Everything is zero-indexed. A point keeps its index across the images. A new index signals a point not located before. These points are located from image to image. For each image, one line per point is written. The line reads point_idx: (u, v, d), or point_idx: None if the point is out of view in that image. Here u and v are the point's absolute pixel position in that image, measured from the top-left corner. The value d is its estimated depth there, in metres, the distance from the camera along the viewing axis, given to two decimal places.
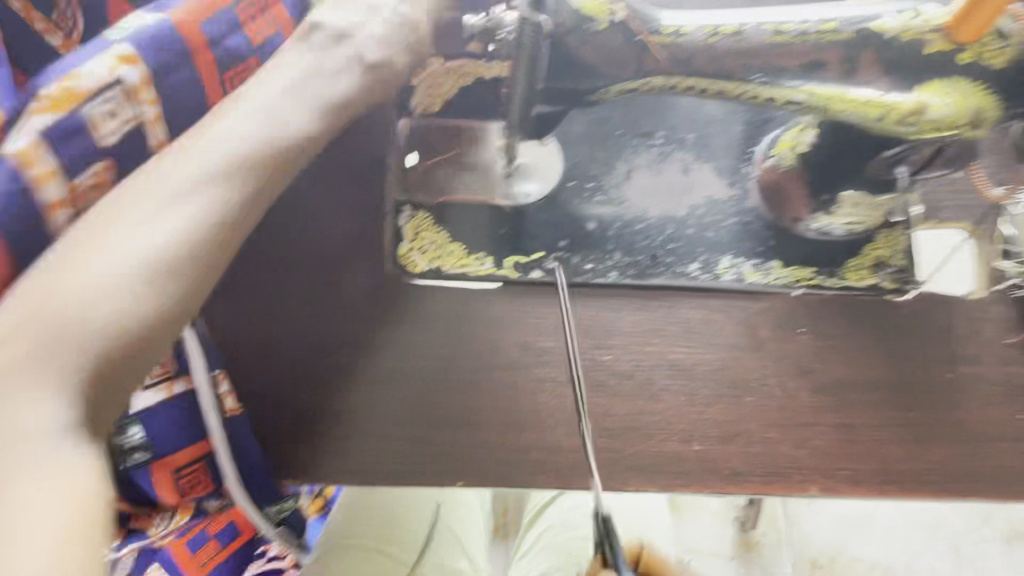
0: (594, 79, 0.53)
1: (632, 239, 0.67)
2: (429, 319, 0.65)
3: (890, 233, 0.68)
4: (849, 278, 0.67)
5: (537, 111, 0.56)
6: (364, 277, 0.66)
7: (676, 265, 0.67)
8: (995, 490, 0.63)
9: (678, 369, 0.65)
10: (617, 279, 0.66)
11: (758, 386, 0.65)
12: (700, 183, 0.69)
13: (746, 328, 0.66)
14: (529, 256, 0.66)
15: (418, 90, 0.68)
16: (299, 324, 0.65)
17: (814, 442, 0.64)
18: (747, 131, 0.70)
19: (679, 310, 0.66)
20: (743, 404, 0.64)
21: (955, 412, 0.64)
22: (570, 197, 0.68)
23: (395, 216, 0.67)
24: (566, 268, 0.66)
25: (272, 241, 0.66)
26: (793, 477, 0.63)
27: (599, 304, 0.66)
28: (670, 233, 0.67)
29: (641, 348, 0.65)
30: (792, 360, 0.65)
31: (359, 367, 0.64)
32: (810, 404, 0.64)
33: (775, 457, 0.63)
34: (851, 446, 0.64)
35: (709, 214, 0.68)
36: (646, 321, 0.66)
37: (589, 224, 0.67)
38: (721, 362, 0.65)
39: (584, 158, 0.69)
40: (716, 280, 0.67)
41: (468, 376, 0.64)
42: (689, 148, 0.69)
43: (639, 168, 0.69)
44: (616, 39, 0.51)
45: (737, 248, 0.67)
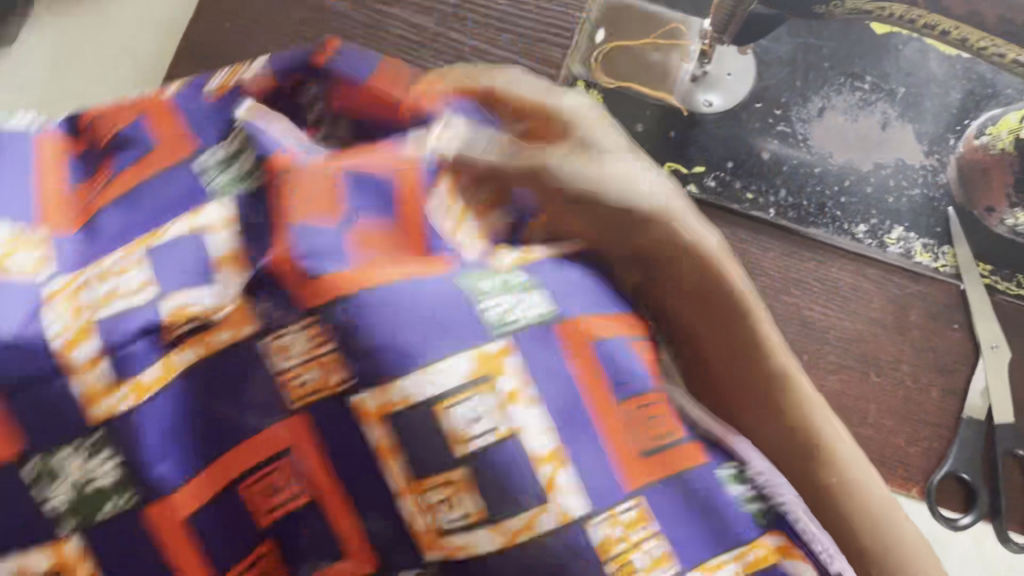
0: None
1: (803, 180, 0.62)
2: None
3: None
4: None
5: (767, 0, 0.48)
6: None
7: (842, 221, 0.62)
8: None
9: (809, 328, 0.61)
10: (774, 218, 0.62)
11: (888, 368, 0.60)
12: (896, 142, 0.63)
13: (896, 308, 0.61)
14: (690, 167, 0.63)
15: None
16: None
17: (930, 444, 0.59)
18: (967, 100, 0.64)
19: (830, 270, 0.62)
20: (867, 382, 0.60)
21: None
22: (752, 118, 0.63)
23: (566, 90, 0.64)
24: (724, 190, 0.62)
25: None
26: (896, 472, 0.58)
27: (748, 238, 0.62)
28: (847, 186, 0.62)
29: (776, 295, 0.62)
30: (934, 354, 0.60)
31: None
32: (938, 404, 0.59)
33: (881, 446, 0.59)
34: (978, 449, 0.58)
35: (894, 177, 0.62)
36: (792, 271, 0.62)
37: (763, 153, 0.63)
38: (857, 334, 0.61)
39: (779, 83, 0.64)
40: (880, 249, 0.61)
41: None
42: (895, 102, 0.63)
43: (834, 109, 0.63)
44: None
45: (913, 222, 0.62)
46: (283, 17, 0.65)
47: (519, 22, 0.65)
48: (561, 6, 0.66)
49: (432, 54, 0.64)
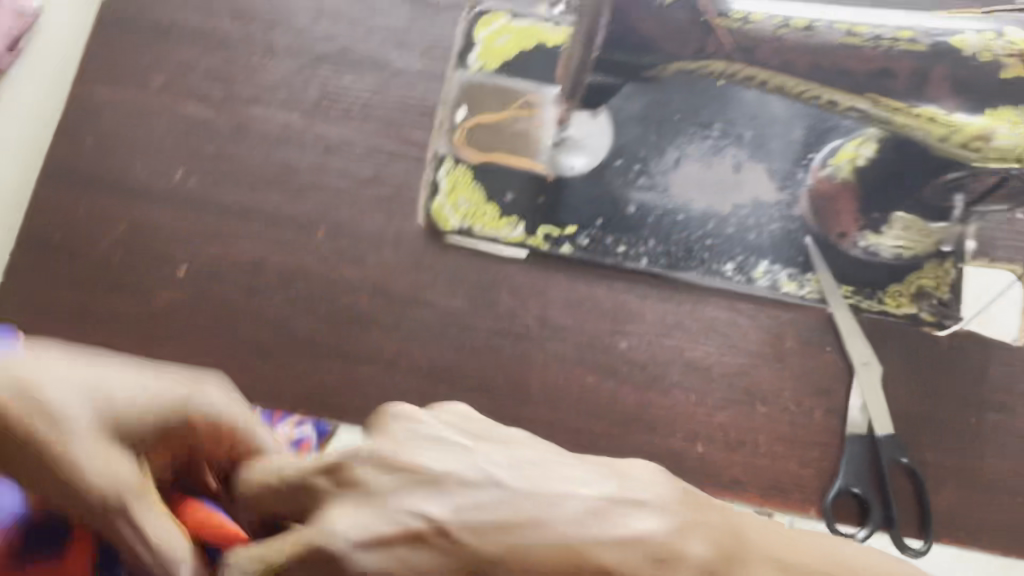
0: (648, 56, 0.51)
1: (669, 229, 0.65)
2: (452, 277, 0.64)
3: (939, 264, 0.65)
4: (886, 304, 0.65)
5: (592, 78, 0.53)
6: (397, 224, 0.65)
7: (710, 262, 0.65)
8: (1000, 546, 0.60)
9: (694, 367, 0.63)
10: (647, 267, 0.65)
11: (772, 397, 0.63)
12: (750, 182, 0.67)
13: (772, 338, 0.64)
14: (562, 229, 0.65)
15: (478, 46, 0.68)
16: (322, 262, 0.64)
17: (821, 464, 0.61)
18: (809, 135, 0.67)
19: (705, 308, 0.65)
20: (755, 413, 0.62)
21: (974, 459, 0.62)
22: (614, 176, 0.66)
23: (434, 169, 0.66)
24: (598, 247, 0.65)
25: (306, 175, 0.65)
26: (793, 496, 0.61)
27: (625, 289, 0.65)
28: (710, 229, 0.66)
29: (660, 340, 0.64)
30: (813, 377, 0.63)
31: (376, 312, 0.63)
32: (823, 424, 0.62)
33: (777, 473, 0.61)
34: (864, 463, 0.61)
35: (753, 215, 0.66)
36: (671, 314, 0.64)
37: (628, 207, 0.66)
38: (740, 367, 0.63)
39: (634, 139, 0.67)
40: (749, 284, 0.65)
41: (480, 340, 0.63)
42: (743, 145, 0.67)
43: (689, 158, 0.67)
44: (680, 14, 0.48)
45: (776, 255, 0.65)
46: (145, 130, 0.65)
47: (381, 108, 0.67)
48: (419, 89, 0.68)
49: (300, 148, 0.66)
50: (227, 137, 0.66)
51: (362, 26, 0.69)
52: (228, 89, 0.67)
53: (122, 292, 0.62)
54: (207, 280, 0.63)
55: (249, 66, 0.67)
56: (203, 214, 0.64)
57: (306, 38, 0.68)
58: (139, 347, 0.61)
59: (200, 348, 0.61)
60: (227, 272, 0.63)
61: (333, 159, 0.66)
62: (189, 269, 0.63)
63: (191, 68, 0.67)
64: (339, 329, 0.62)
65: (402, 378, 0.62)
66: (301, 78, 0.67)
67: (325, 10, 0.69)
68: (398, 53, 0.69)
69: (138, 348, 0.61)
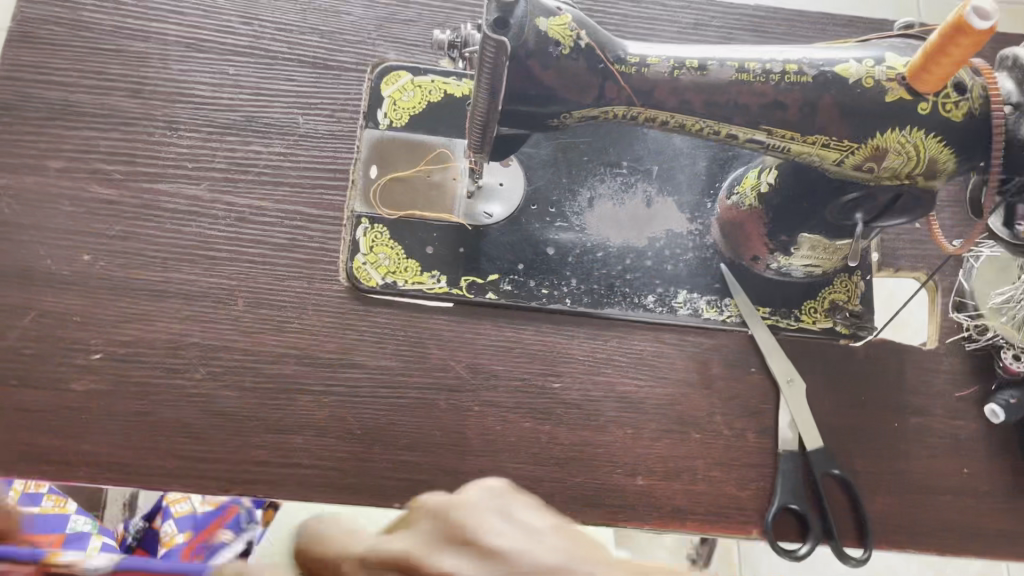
0: (550, 106, 0.52)
1: (590, 267, 0.67)
2: (378, 336, 0.64)
3: (848, 278, 0.68)
4: (803, 321, 0.67)
5: (499, 131, 0.54)
6: (318, 288, 0.64)
7: (632, 296, 0.66)
8: (934, 546, 0.62)
9: (626, 402, 0.64)
10: (572, 306, 0.66)
11: (704, 422, 0.64)
12: (662, 215, 0.69)
13: (699, 364, 0.65)
14: (485, 277, 0.66)
15: (384, 104, 0.69)
16: (244, 334, 0.62)
17: (757, 484, 0.63)
18: (712, 166, 0.70)
19: (631, 342, 0.66)
20: (690, 441, 0.63)
21: (900, 463, 0.64)
22: (531, 220, 0.67)
23: (352, 228, 0.66)
24: (521, 291, 0.66)
25: (220, 247, 0.64)
26: (734, 518, 0.62)
27: (552, 330, 0.65)
28: (629, 263, 0.67)
29: (591, 377, 0.64)
30: (741, 399, 0.65)
31: (303, 379, 0.62)
32: (756, 445, 0.64)
33: (717, 498, 0.62)
34: (799, 480, 0.62)
35: (669, 246, 0.68)
36: (599, 351, 0.65)
37: (548, 249, 0.67)
38: (671, 397, 0.64)
39: (547, 183, 0.68)
40: (671, 313, 0.66)
41: (413, 396, 0.63)
42: (652, 180, 0.69)
43: (602, 197, 0.68)
44: (577, 64, 0.50)
45: (694, 283, 0.67)
46: (47, 215, 0.63)
47: (291, 173, 0.67)
48: (330, 150, 0.68)
49: (211, 220, 0.65)
50: (134, 215, 0.64)
51: (265, 92, 0.68)
52: (132, 166, 0.65)
53: (34, 385, 0.60)
54: (125, 363, 0.61)
55: (152, 142, 0.66)
56: (115, 296, 0.62)
57: (209, 109, 0.67)
58: (59, 441, 0.59)
59: (124, 435, 0.59)
60: (145, 354, 0.61)
61: (246, 228, 0.65)
62: (105, 354, 0.61)
63: (91, 148, 0.65)
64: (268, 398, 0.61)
65: (338, 442, 0.61)
66: (207, 149, 0.66)
67: (226, 80, 0.68)
68: (304, 117, 0.68)
69: (57, 442, 0.59)
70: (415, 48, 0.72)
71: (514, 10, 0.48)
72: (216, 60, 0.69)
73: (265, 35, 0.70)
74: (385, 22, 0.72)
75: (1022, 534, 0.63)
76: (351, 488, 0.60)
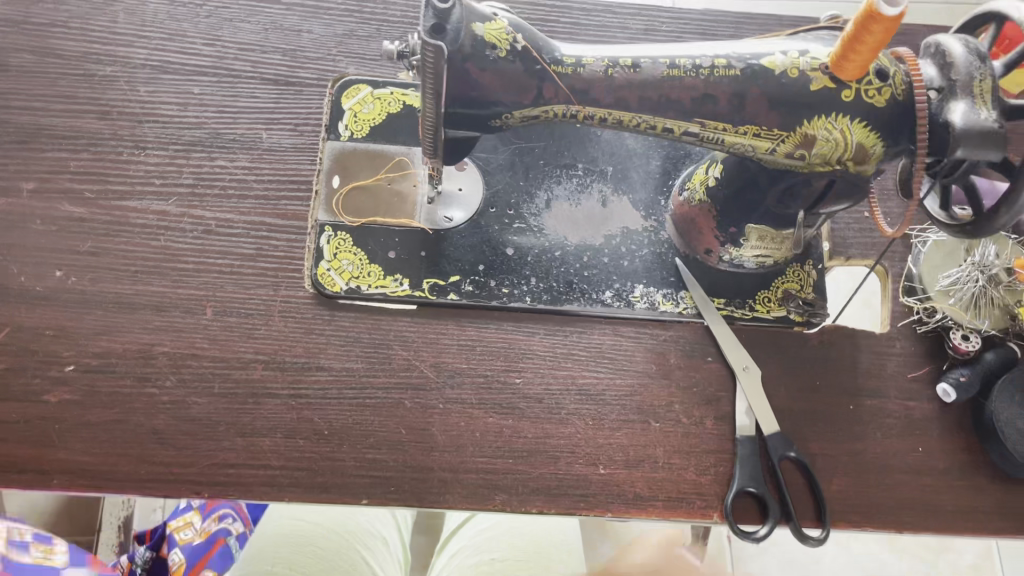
0: (492, 107, 0.54)
1: (548, 266, 0.69)
2: (344, 339, 0.66)
3: (799, 267, 0.70)
4: (757, 310, 0.69)
5: (448, 134, 0.57)
6: (285, 294, 0.66)
7: (590, 292, 0.68)
8: (892, 522, 0.64)
9: (587, 394, 0.66)
10: (531, 304, 0.68)
11: (664, 412, 0.66)
12: (617, 213, 0.71)
13: (656, 356, 0.67)
14: (446, 278, 0.68)
15: (345, 116, 0.71)
16: (213, 341, 0.64)
17: (717, 469, 0.64)
18: (665, 164, 0.73)
19: (591, 336, 0.68)
20: (650, 429, 0.65)
21: (857, 443, 0.66)
22: (490, 223, 0.69)
23: (316, 237, 0.68)
24: (482, 291, 0.68)
25: (188, 259, 0.66)
26: (695, 503, 0.63)
27: (513, 327, 0.67)
28: (586, 261, 0.69)
29: (552, 372, 0.66)
30: (699, 387, 0.67)
31: (271, 383, 0.64)
32: (715, 431, 0.66)
33: (678, 484, 0.64)
34: (757, 464, 0.64)
35: (625, 243, 0.70)
36: (559, 345, 0.67)
37: (507, 250, 0.69)
38: (630, 388, 0.66)
39: (505, 186, 0.71)
40: (629, 307, 0.68)
41: (379, 396, 0.64)
42: (607, 180, 0.72)
43: (558, 198, 0.71)
44: (514, 66, 0.52)
45: (650, 278, 0.69)
46: (20, 234, 0.66)
47: (256, 186, 0.69)
48: (293, 163, 0.70)
49: (179, 234, 0.67)
50: (105, 231, 0.66)
51: (230, 109, 0.71)
52: (102, 185, 0.68)
53: (10, 398, 0.61)
54: (98, 373, 0.63)
55: (121, 160, 0.68)
56: (87, 310, 0.64)
57: (175, 127, 0.70)
58: (35, 451, 0.61)
59: (98, 443, 0.61)
60: (117, 364, 0.63)
61: (213, 240, 0.67)
62: (78, 366, 0.63)
63: (62, 169, 0.68)
64: (238, 403, 0.63)
65: (306, 442, 0.63)
66: (174, 166, 0.69)
67: (191, 99, 0.71)
68: (268, 132, 0.71)
69: (33, 453, 0.61)
70: (374, 63, 0.74)
71: (449, 16, 0.50)
72: (182, 80, 0.71)
73: (228, 55, 0.73)
74: (345, 39, 0.75)
75: (978, 509, 0.64)
76: (320, 486, 0.62)
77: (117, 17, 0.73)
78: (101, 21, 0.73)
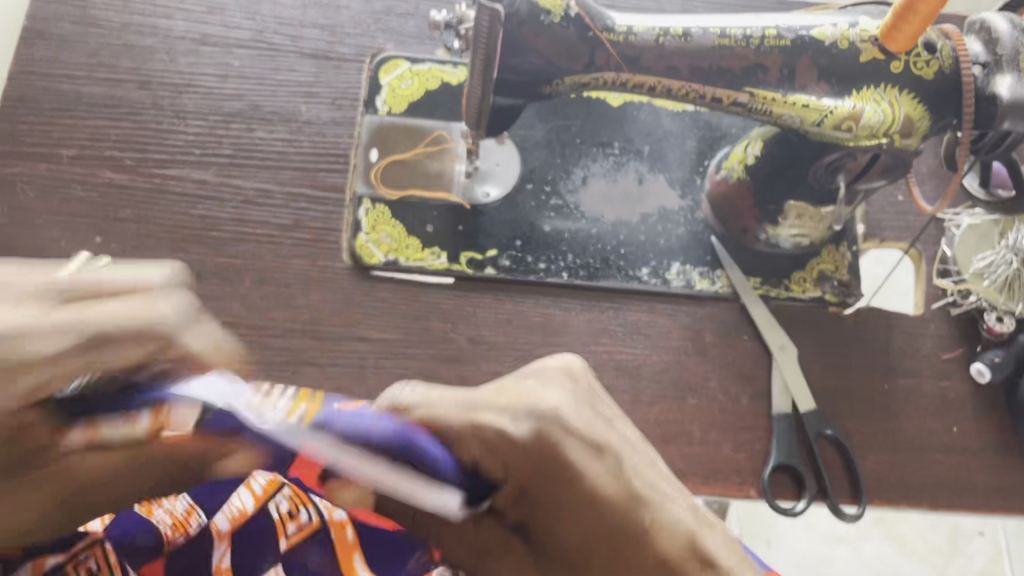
0: (543, 73, 0.55)
1: (585, 243, 0.69)
2: (382, 310, 0.66)
3: (835, 249, 0.70)
4: (793, 290, 0.69)
5: (496, 102, 0.57)
6: (324, 264, 0.67)
7: (627, 268, 0.68)
8: (928, 501, 0.64)
9: (624, 369, 0.66)
10: (569, 279, 0.68)
11: (700, 388, 0.66)
12: (653, 192, 0.71)
13: (691, 333, 0.68)
14: (483, 253, 0.68)
15: (383, 91, 0.72)
16: (251, 310, 0.64)
17: (753, 446, 0.64)
18: (701, 145, 0.73)
19: (627, 312, 0.68)
20: (686, 405, 0.65)
21: (892, 422, 0.66)
22: (527, 199, 0.70)
23: (355, 209, 0.68)
24: (520, 266, 0.68)
25: (228, 228, 0.66)
26: (732, 479, 0.63)
27: (550, 303, 0.68)
28: (623, 238, 0.69)
29: (589, 347, 0.66)
30: (736, 366, 0.67)
31: (309, 352, 0.64)
32: (750, 408, 0.66)
33: (714, 459, 0.64)
34: (793, 440, 0.64)
35: (660, 222, 0.70)
36: (596, 320, 0.67)
37: (544, 227, 0.69)
38: (666, 365, 0.66)
39: (543, 163, 0.71)
40: (665, 284, 0.68)
41: (417, 367, 0.64)
42: (644, 159, 0.72)
43: (595, 176, 0.71)
44: (567, 31, 0.53)
45: (686, 257, 0.69)
46: (59, 201, 0.66)
47: (295, 158, 0.69)
48: (332, 136, 0.71)
49: (218, 203, 0.67)
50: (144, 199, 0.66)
51: (269, 82, 0.71)
52: (143, 154, 0.68)
53: None
54: None
55: (160, 130, 0.69)
56: None
57: (215, 99, 0.70)
58: None
59: None
60: None
61: (252, 210, 0.67)
62: None
63: (102, 137, 0.68)
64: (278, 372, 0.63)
65: None
66: (214, 137, 0.69)
67: (231, 71, 0.71)
68: (307, 105, 0.71)
69: None
70: (411, 40, 0.75)
71: None
72: (221, 53, 0.72)
73: (268, 29, 0.73)
74: (382, 16, 0.75)
75: (1012, 489, 0.65)
76: None
77: None
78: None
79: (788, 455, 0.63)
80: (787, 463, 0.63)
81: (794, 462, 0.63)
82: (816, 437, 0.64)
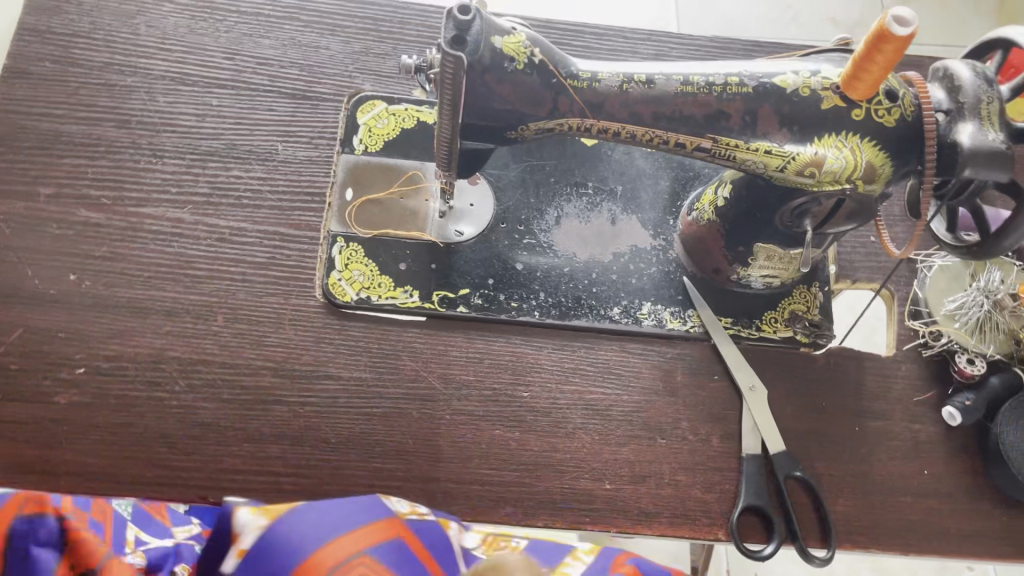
0: (509, 119, 0.55)
1: (557, 281, 0.69)
2: (353, 348, 0.66)
3: (806, 289, 0.71)
4: (764, 330, 0.69)
5: (463, 145, 0.58)
6: (297, 303, 0.67)
7: (598, 307, 0.69)
8: (897, 544, 0.63)
9: (593, 409, 0.66)
10: (540, 318, 0.68)
11: (670, 429, 0.66)
12: (626, 232, 0.71)
13: (663, 373, 0.68)
14: (455, 291, 0.68)
15: (360, 130, 0.72)
16: (222, 347, 0.65)
17: (722, 487, 0.64)
18: (675, 185, 0.74)
19: (597, 351, 0.68)
20: (655, 446, 0.65)
21: (861, 464, 0.66)
22: (500, 238, 0.70)
23: (328, 247, 0.68)
24: (492, 305, 0.68)
25: (201, 266, 0.67)
26: (700, 521, 0.63)
27: (521, 341, 0.68)
28: (595, 277, 0.70)
29: (559, 386, 0.66)
30: (706, 406, 0.67)
31: (280, 390, 0.64)
32: (720, 449, 0.66)
33: (683, 501, 0.64)
34: (763, 482, 0.64)
35: (633, 261, 0.70)
36: (567, 359, 0.67)
37: (516, 265, 0.69)
38: (636, 405, 0.66)
39: (516, 203, 0.71)
40: (636, 323, 0.69)
41: (387, 406, 0.65)
42: (617, 200, 0.72)
43: (568, 215, 0.72)
44: (532, 78, 0.54)
45: (658, 296, 0.70)
46: (35, 238, 0.66)
47: (270, 196, 0.70)
48: (308, 175, 0.71)
49: (193, 241, 0.68)
50: (118, 237, 0.67)
51: (247, 121, 0.72)
52: (120, 192, 0.68)
53: (21, 398, 0.62)
54: (109, 376, 0.63)
55: (138, 168, 0.69)
56: (100, 314, 0.65)
57: (193, 138, 0.71)
58: (43, 452, 0.61)
59: (105, 446, 0.61)
60: (127, 368, 0.63)
61: (226, 248, 0.68)
62: (88, 368, 0.63)
63: (79, 175, 0.69)
64: (248, 410, 0.63)
65: (312, 450, 0.63)
66: (190, 175, 0.70)
67: (210, 111, 0.72)
68: (284, 144, 0.72)
69: (39, 453, 0.61)
70: (389, 79, 0.76)
71: (470, 29, 0.51)
72: (200, 92, 0.73)
73: (247, 69, 0.74)
74: (361, 56, 0.76)
75: (983, 534, 0.64)
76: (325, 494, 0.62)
77: (138, 30, 0.74)
78: (122, 34, 0.74)
79: (756, 495, 0.63)
80: (755, 503, 0.63)
81: (762, 502, 0.63)
82: (786, 476, 0.64)
